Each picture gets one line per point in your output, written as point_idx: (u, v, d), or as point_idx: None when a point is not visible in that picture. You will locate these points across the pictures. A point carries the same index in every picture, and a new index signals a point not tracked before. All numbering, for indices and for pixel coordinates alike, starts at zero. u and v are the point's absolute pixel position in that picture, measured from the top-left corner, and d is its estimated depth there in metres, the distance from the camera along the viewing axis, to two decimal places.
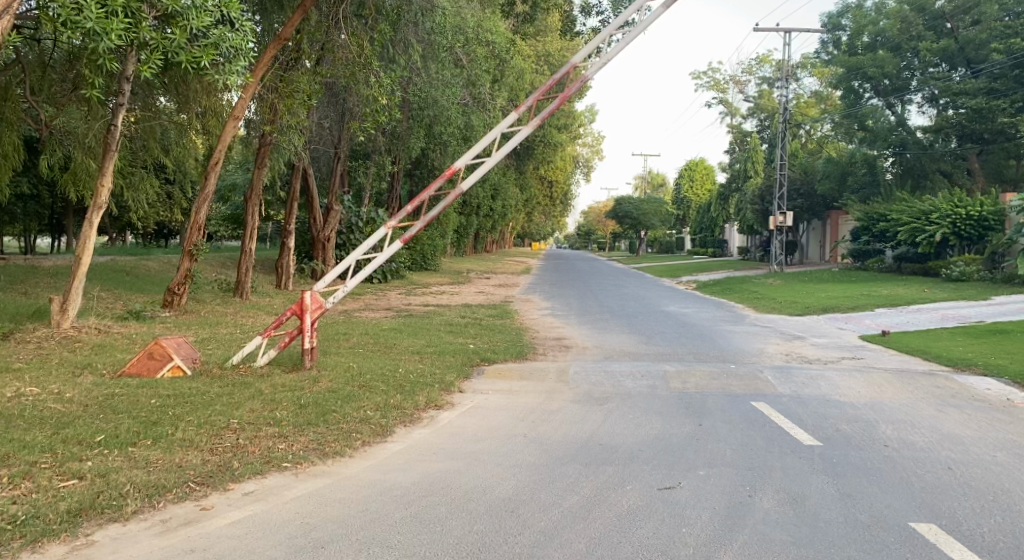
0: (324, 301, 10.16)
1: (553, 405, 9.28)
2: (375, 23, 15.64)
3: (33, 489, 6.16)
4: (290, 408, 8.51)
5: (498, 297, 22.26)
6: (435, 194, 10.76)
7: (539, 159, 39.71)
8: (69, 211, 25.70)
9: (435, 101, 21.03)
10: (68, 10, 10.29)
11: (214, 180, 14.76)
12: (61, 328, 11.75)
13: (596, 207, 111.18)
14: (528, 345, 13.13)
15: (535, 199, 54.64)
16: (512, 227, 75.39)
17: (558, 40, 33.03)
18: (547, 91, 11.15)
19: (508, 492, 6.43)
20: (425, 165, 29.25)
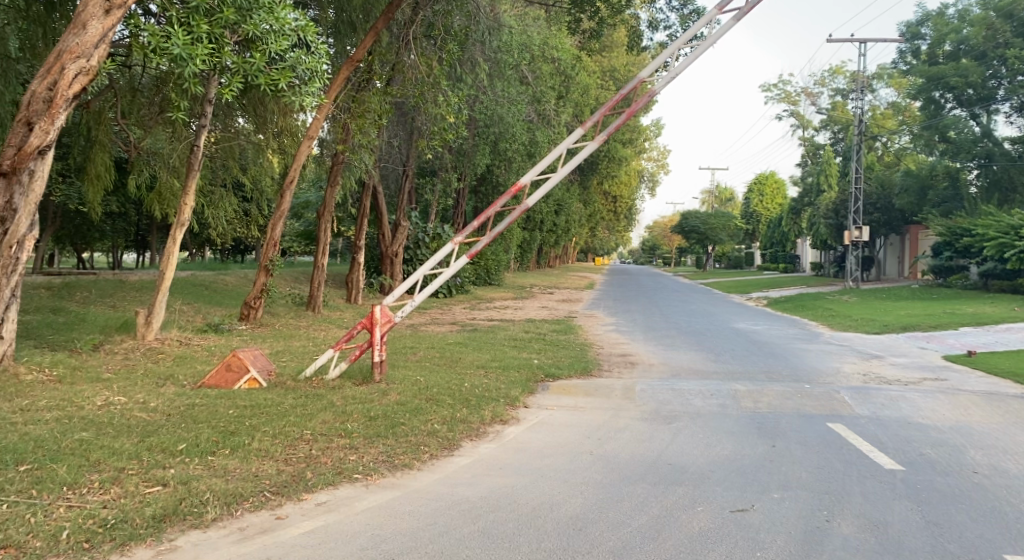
0: (392, 315, 10.34)
1: (620, 422, 9.30)
2: (444, 42, 16.00)
3: (121, 495, 6.46)
4: (360, 420, 8.74)
5: (563, 313, 22.27)
6: (501, 210, 10.58)
7: (604, 173, 39.67)
8: (152, 228, 26.69)
9: (501, 118, 21.51)
10: (158, 38, 10.96)
11: (289, 198, 15.21)
12: (146, 340, 12.26)
13: (661, 221, 110.28)
14: (593, 361, 13.13)
15: (598, 213, 54.32)
16: (576, 242, 75.36)
17: (624, 55, 33.46)
18: (614, 105, 10.99)
19: (577, 510, 6.48)
20: (491, 182, 29.54)
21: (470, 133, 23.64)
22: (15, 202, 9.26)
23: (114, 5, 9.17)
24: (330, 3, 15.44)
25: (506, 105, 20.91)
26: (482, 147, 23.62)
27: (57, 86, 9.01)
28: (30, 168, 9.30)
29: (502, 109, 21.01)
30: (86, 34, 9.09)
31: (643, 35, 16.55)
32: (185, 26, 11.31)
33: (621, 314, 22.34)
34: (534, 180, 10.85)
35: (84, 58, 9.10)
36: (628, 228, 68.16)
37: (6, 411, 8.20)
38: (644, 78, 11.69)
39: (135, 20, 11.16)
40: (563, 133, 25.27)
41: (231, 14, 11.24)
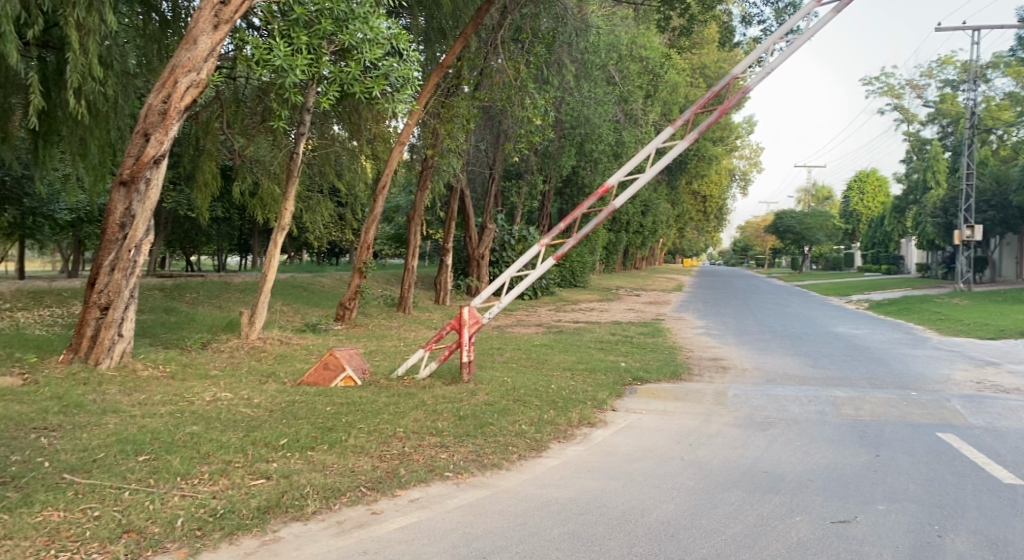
0: (481, 317, 10.54)
1: (712, 428, 9.26)
2: (532, 45, 16.27)
3: (229, 486, 6.84)
4: (450, 419, 8.96)
5: (651, 315, 22.12)
6: (588, 211, 10.58)
7: (693, 172, 39.17)
8: (253, 232, 27.77)
9: (588, 119, 21.61)
10: (261, 50, 11.55)
11: (382, 202, 15.64)
12: (250, 338, 12.83)
13: (755, 221, 107.95)
14: (682, 365, 13.06)
15: (688, 214, 53.58)
16: (665, 242, 74.65)
17: (714, 52, 33.03)
18: (705, 103, 10.89)
19: (668, 516, 6.52)
20: (577, 184, 29.53)
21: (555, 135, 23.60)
22: (133, 209, 9.92)
23: (221, 21, 9.94)
24: (421, 10, 15.79)
25: (592, 106, 21.03)
26: (568, 149, 23.43)
27: (171, 99, 9.77)
28: (147, 177, 9.96)
29: (588, 110, 21.15)
30: (197, 49, 9.86)
31: (734, 31, 16.33)
32: (287, 38, 11.90)
33: (712, 317, 22.04)
34: (621, 181, 10.86)
35: (195, 72, 9.87)
36: (719, 228, 66.92)
37: (125, 404, 8.76)
38: (736, 75, 11.56)
39: (240, 34, 11.82)
40: (653, 133, 25.08)
41: (328, 25, 11.72)
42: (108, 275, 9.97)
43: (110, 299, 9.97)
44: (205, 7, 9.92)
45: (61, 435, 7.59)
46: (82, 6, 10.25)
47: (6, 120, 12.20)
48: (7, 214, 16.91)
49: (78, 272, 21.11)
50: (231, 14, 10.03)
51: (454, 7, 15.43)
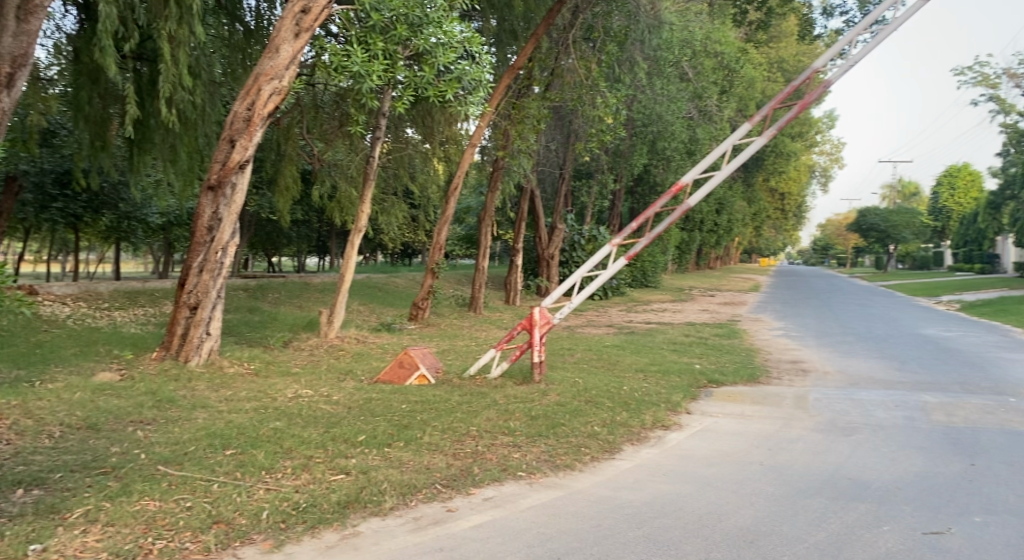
0: (552, 317, 10.60)
1: (790, 432, 9.14)
2: (603, 44, 16.51)
3: (310, 480, 7.08)
4: (522, 419, 9.06)
5: (726, 316, 21.85)
6: (662, 210, 10.51)
7: (771, 169, 38.45)
8: (331, 234, 28.47)
9: (660, 117, 21.37)
10: (340, 57, 11.90)
11: (454, 203, 15.87)
12: (329, 337, 13.21)
13: (836, 219, 105.17)
14: (760, 367, 12.89)
15: (766, 212, 52.57)
16: (742, 241, 73.41)
17: (793, 45, 32.36)
18: (784, 99, 10.73)
19: (747, 522, 6.49)
20: (649, 182, 29.29)
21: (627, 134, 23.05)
22: (220, 212, 10.34)
23: (303, 30, 10.31)
24: (493, 13, 15.94)
25: (664, 104, 20.93)
26: (640, 147, 22.97)
27: (255, 106, 10.17)
28: (233, 182, 10.39)
29: (661, 107, 21.02)
30: (279, 57, 10.27)
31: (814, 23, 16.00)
32: (364, 45, 12.15)
33: (790, 318, 21.61)
34: (696, 179, 10.78)
35: (278, 79, 10.26)
36: (799, 226, 65.46)
37: (213, 400, 9.13)
38: (817, 69, 11.34)
39: (320, 42, 12.21)
40: (728, 130, 24.69)
41: (403, 30, 11.99)
42: (196, 276, 10.41)
43: (198, 299, 10.40)
44: (287, 16, 10.32)
45: (155, 428, 7.98)
46: (173, 19, 10.74)
47: (103, 129, 12.83)
48: (103, 218, 17.77)
49: (168, 273, 22.00)
50: (311, 22, 10.40)
51: (527, 8, 15.61)
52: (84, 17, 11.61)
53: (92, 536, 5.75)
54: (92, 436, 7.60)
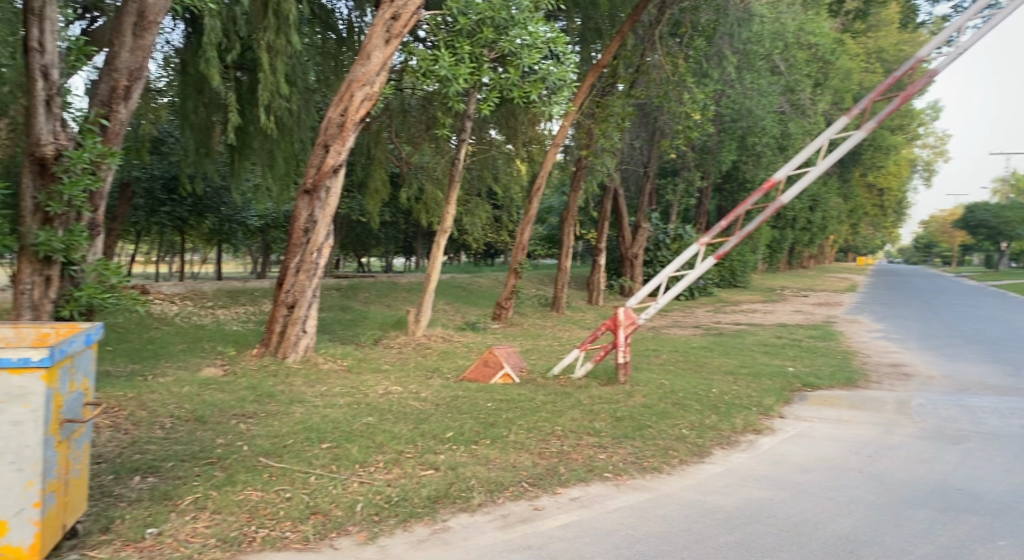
0: (637, 317, 10.60)
1: (891, 439, 8.92)
2: (691, 39, 16.34)
3: (401, 475, 7.30)
4: (608, 420, 9.11)
5: (819, 317, 21.33)
6: (753, 206, 10.35)
7: (869, 164, 37.25)
8: (417, 234, 29.01)
9: (750, 112, 21.17)
10: (427, 62, 12.21)
11: (537, 203, 16.00)
12: (416, 336, 13.51)
13: (939, 216, 100.96)
14: (857, 371, 12.58)
15: (864, 208, 50.94)
16: (837, 240, 71.30)
17: (893, 34, 31.33)
18: (885, 90, 10.45)
19: (847, 530, 6.40)
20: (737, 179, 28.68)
21: (715, 130, 22.74)
22: (315, 215, 10.74)
23: (392, 36, 10.68)
24: (578, 12, 16.03)
25: (755, 98, 20.70)
26: (729, 142, 22.51)
27: (348, 112, 10.56)
28: (327, 186, 10.78)
29: (752, 102, 20.76)
30: (370, 63, 10.65)
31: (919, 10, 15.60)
32: (451, 49, 12.52)
33: (892, 320, 20.91)
34: (789, 176, 10.59)
35: (369, 85, 10.65)
36: (899, 223, 63.18)
37: (309, 395, 9.49)
38: (922, 59, 10.98)
39: (408, 47, 12.56)
40: (823, 123, 24.04)
41: (489, 33, 12.22)
42: (294, 276, 10.83)
43: (295, 298, 10.81)
44: (377, 24, 10.73)
45: (257, 422, 8.35)
46: (272, 30, 11.36)
47: (207, 136, 13.50)
48: (206, 222, 18.66)
49: (264, 273, 22.85)
50: (401, 28, 10.82)
51: (612, 6, 15.60)
52: (190, 31, 12.29)
53: (202, 522, 6.08)
54: (199, 428, 8.02)
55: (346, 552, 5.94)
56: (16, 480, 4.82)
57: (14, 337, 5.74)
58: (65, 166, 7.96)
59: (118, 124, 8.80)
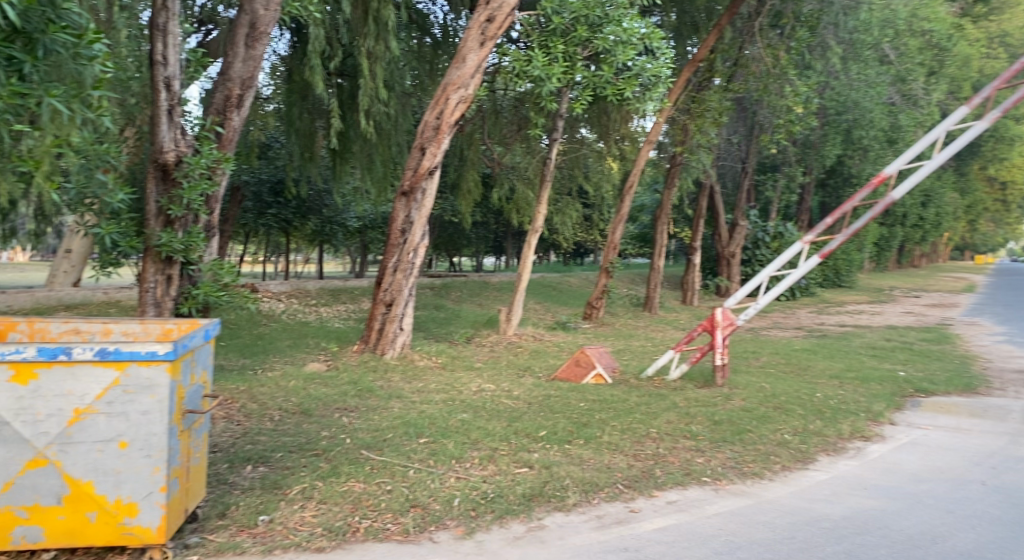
0: (735, 318, 10.42)
1: (1015, 451, 8.49)
2: (794, 30, 15.92)
3: (497, 471, 7.40)
4: (705, 423, 9.00)
5: (931, 320, 20.44)
6: (862, 202, 9.99)
7: (990, 155, 35.33)
8: (508, 234, 29.21)
9: (857, 104, 20.52)
10: (521, 62, 12.29)
11: (630, 201, 15.90)
12: (507, 334, 13.63)
13: None
14: (977, 377, 12.00)
15: (982, 202, 48.44)
16: (952, 237, 68.06)
17: (1020, 17, 29.65)
18: (1008, 79, 9.97)
19: (965, 546, 6.15)
20: (841, 175, 27.72)
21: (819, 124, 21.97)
22: (412, 216, 10.98)
23: (487, 38, 10.82)
24: (673, 6, 15.87)
25: (862, 88, 20.20)
26: (833, 137, 21.64)
27: (443, 114, 10.77)
28: (423, 188, 11.00)
29: (858, 93, 20.28)
30: (466, 66, 10.82)
31: None
32: (544, 49, 12.60)
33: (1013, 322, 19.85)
34: (901, 170, 10.20)
35: (464, 87, 10.81)
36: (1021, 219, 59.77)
37: (407, 391, 9.71)
38: None
39: (502, 49, 12.68)
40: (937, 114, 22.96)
41: (583, 31, 12.25)
42: (391, 275, 11.08)
43: (393, 296, 11.08)
44: (473, 27, 10.90)
45: (358, 415, 8.60)
46: (372, 36, 11.73)
47: (310, 142, 13.94)
48: (309, 223, 19.43)
49: (362, 273, 23.44)
50: (496, 30, 10.93)
51: None
52: (295, 40, 12.78)
53: (309, 511, 6.30)
54: (305, 420, 8.31)
55: (446, 546, 6.06)
56: (144, 466, 5.14)
57: (140, 332, 6.10)
58: (184, 172, 8.41)
59: (231, 131, 9.22)
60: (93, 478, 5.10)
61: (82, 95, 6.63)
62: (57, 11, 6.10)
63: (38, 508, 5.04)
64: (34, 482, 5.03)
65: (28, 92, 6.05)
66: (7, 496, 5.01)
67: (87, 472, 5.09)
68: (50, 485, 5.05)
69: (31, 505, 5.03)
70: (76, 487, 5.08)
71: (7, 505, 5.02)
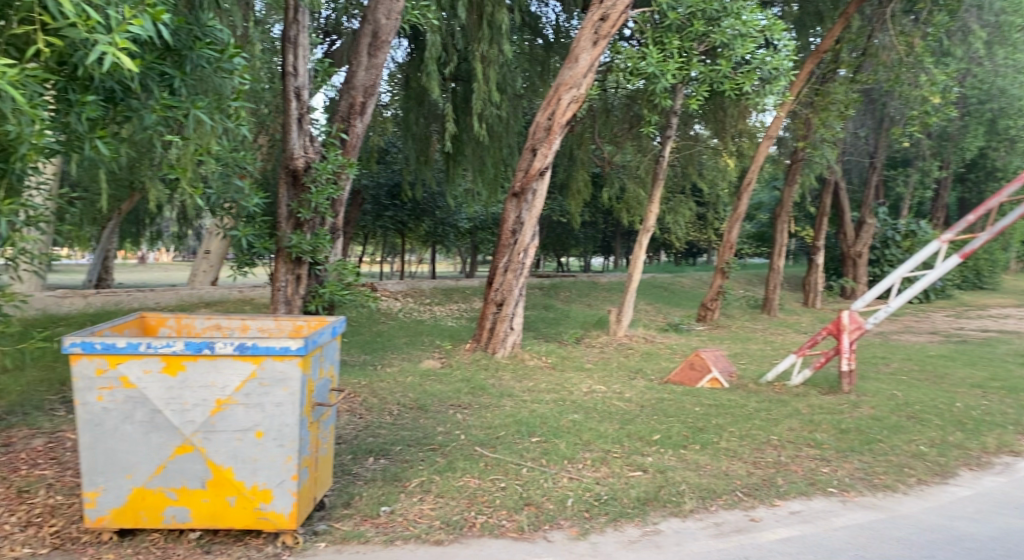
0: (864, 322, 9.93)
1: None
2: (930, 16, 15.04)
3: (610, 474, 7.27)
4: (831, 431, 8.61)
5: None
6: (1008, 197, 9.34)
7: None
8: (617, 234, 28.92)
9: (1002, 92, 19.35)
10: (634, 59, 12.13)
11: (747, 199, 15.44)
12: (617, 336, 13.45)
13: None
14: None
15: None
16: None
17: None
18: None
19: None
20: (980, 171, 26.05)
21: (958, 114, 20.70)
22: (522, 217, 10.97)
23: (600, 37, 10.70)
24: None
25: (1009, 75, 18.84)
26: (975, 127, 20.36)
27: (554, 115, 10.72)
28: (534, 189, 10.98)
29: (1005, 80, 18.96)
30: (579, 65, 10.74)
31: None
32: (659, 45, 12.37)
33: None
34: None
35: (576, 87, 10.75)
36: None
37: (519, 390, 9.70)
38: None
39: (615, 47, 12.55)
40: None
41: (700, 26, 11.97)
42: (502, 275, 11.13)
43: (504, 295, 11.12)
44: (586, 26, 10.81)
45: (472, 413, 8.63)
46: (486, 40, 11.80)
47: (425, 145, 14.20)
48: (422, 225, 19.79)
49: (472, 272, 23.65)
50: (609, 29, 10.79)
51: None
52: (412, 48, 13.06)
53: (428, 504, 6.35)
54: (422, 416, 8.41)
55: (560, 546, 5.98)
56: (278, 455, 5.31)
57: (274, 328, 6.30)
58: (312, 177, 8.71)
59: (355, 137, 9.45)
60: (233, 464, 5.30)
61: (222, 106, 7.03)
62: (203, 29, 6.75)
63: (186, 490, 5.29)
64: (183, 466, 5.28)
65: (177, 105, 6.44)
66: (159, 478, 5.28)
67: (228, 459, 5.30)
68: (196, 470, 5.29)
69: (179, 488, 5.29)
70: (219, 472, 5.30)
71: (159, 486, 5.29)
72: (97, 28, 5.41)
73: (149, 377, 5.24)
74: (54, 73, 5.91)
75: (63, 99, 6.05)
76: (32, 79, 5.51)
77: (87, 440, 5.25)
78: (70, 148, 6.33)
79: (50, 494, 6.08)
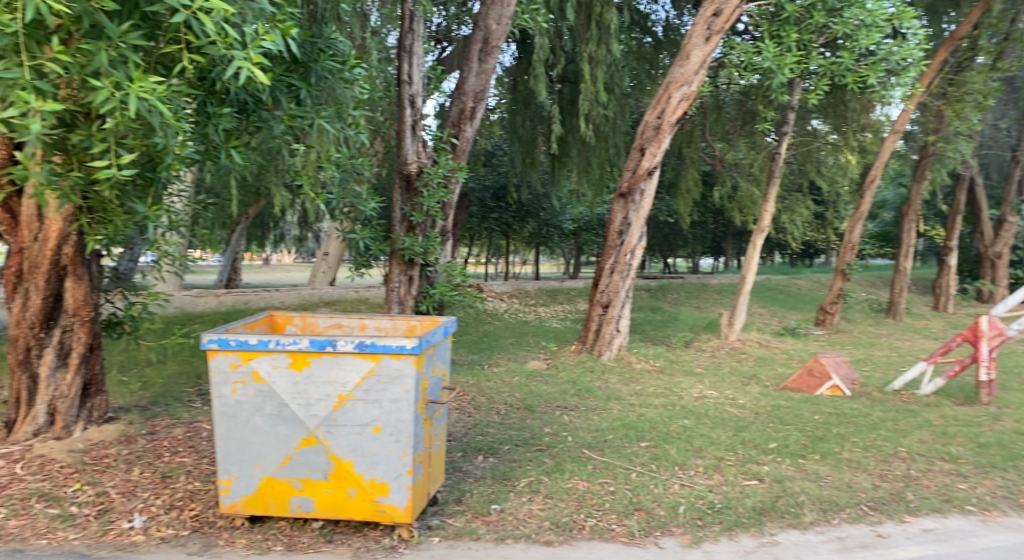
0: (1006, 327, 9.19)
1: None
2: None
3: (723, 482, 6.93)
4: (967, 445, 7.98)
5: None
6: None
7: None
8: (727, 235, 28.09)
9: None
10: (750, 54, 11.65)
11: (870, 198, 14.68)
12: (729, 339, 12.99)
13: None
14: None
15: None
16: None
17: None
18: None
19: None
20: None
21: None
22: (629, 218, 10.70)
23: (712, 33, 10.34)
24: None
25: None
26: None
27: (664, 113, 10.42)
28: (641, 189, 10.70)
29: None
30: (691, 62, 10.39)
31: None
32: (775, 39, 11.86)
33: None
34: None
35: (687, 85, 10.40)
36: None
37: (626, 393, 9.45)
38: None
39: (728, 42, 12.11)
40: None
41: (820, 17, 11.41)
42: (608, 276, 10.90)
43: (610, 297, 10.88)
44: (698, 22, 10.45)
45: (579, 415, 8.44)
46: (594, 40, 11.60)
47: (532, 148, 14.09)
48: (528, 226, 19.71)
49: (578, 273, 23.41)
50: (722, 24, 10.41)
51: None
52: (520, 50, 12.98)
53: (538, 504, 6.20)
54: (529, 416, 8.28)
55: (673, 553, 5.71)
56: (394, 450, 5.27)
57: (390, 327, 6.29)
58: (424, 181, 8.71)
59: (465, 142, 9.45)
60: (353, 458, 5.29)
61: (343, 114, 7.22)
62: (327, 41, 6.85)
63: (310, 481, 5.32)
64: (307, 458, 5.31)
65: (304, 115, 6.58)
66: (286, 469, 5.33)
67: (348, 452, 5.29)
68: (319, 462, 5.31)
69: (304, 479, 5.33)
70: (340, 465, 5.29)
71: (285, 477, 5.34)
72: (235, 44, 5.32)
73: (278, 372, 5.29)
74: (196, 87, 5.94)
75: (202, 112, 6.14)
76: (177, 94, 5.55)
77: (222, 430, 5.35)
78: (208, 157, 6.48)
79: (189, 479, 6.26)
